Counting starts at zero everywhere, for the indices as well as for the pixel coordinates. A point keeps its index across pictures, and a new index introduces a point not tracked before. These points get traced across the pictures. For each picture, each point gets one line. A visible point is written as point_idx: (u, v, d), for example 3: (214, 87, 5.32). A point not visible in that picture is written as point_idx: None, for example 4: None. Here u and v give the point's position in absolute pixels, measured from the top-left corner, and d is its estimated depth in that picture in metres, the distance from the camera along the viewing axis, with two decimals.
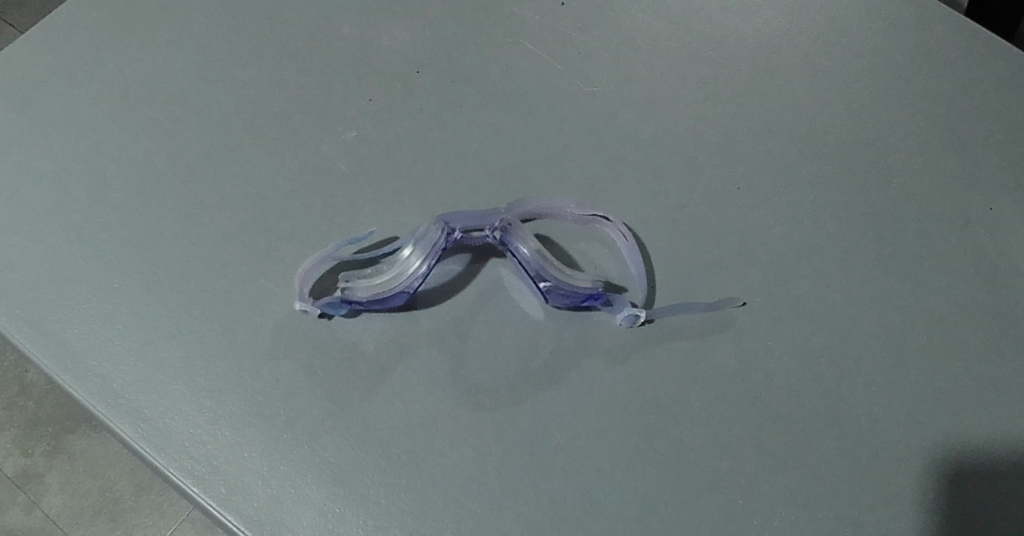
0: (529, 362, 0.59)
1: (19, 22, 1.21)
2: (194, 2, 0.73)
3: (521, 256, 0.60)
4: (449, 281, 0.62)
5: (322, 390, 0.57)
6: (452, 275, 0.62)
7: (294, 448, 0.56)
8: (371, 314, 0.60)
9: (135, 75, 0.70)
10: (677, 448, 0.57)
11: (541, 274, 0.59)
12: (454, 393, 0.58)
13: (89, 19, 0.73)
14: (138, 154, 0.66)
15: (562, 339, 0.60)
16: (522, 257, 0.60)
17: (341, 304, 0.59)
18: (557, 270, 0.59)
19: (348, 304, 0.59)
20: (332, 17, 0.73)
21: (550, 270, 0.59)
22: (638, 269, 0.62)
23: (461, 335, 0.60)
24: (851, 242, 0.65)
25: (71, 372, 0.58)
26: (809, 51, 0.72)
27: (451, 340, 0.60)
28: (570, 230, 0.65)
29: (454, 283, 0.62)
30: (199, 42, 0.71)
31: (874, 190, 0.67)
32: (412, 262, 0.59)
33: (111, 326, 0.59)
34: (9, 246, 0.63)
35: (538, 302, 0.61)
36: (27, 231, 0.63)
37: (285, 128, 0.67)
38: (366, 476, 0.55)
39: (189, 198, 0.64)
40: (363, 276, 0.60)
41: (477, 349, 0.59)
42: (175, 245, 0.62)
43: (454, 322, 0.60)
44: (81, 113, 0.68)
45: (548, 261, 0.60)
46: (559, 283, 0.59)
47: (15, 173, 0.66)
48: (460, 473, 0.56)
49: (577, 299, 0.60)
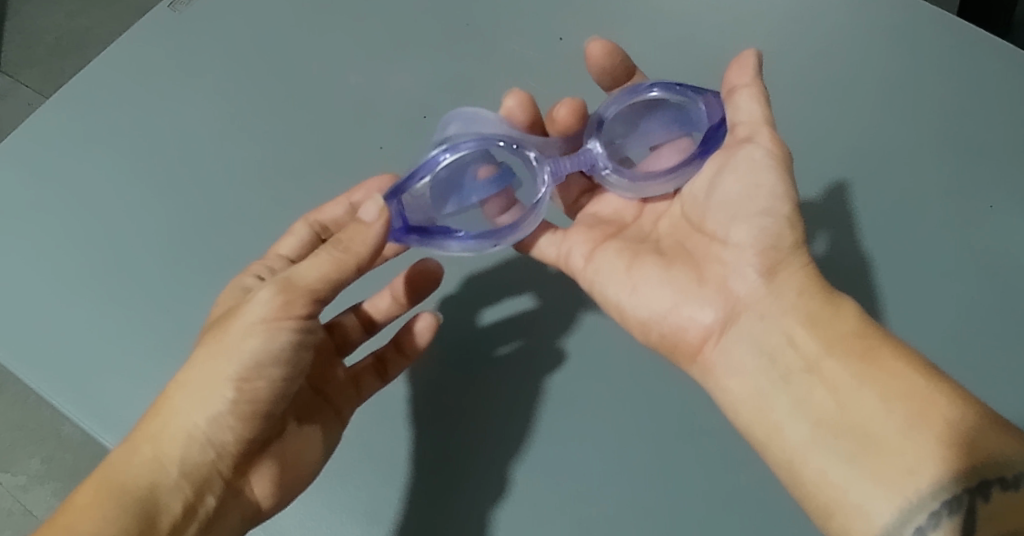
0: (507, 356, 0.63)
1: (40, 86, 1.27)
2: (216, 70, 0.80)
3: (646, 92, 0.60)
4: (490, 241, 0.56)
5: (351, 433, 0.62)
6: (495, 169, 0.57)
7: (329, 491, 0.60)
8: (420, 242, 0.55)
9: (162, 144, 0.77)
10: (682, 462, 0.58)
11: (677, 106, 0.60)
12: (446, 398, 0.62)
13: (119, 96, 0.80)
14: (166, 220, 0.72)
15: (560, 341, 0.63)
16: (645, 88, 0.60)
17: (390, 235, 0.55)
18: (691, 103, 0.60)
19: (408, 234, 0.55)
20: (341, 72, 0.78)
21: (689, 104, 0.60)
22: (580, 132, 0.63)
23: (466, 353, 0.64)
24: (845, 244, 0.66)
25: (111, 431, 0.63)
26: (797, 60, 0.74)
27: (442, 355, 0.64)
28: (674, 144, 0.60)
29: (497, 231, 0.56)
30: (220, 108, 0.78)
31: (865, 192, 0.68)
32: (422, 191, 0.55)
33: (147, 384, 0.64)
34: (50, 313, 0.68)
35: (643, 190, 0.59)
36: (69, 297, 0.69)
37: (304, 183, 0.73)
38: (373, 501, 0.59)
39: (216, 256, 0.70)
40: (422, 208, 0.56)
41: (492, 365, 0.63)
42: (203, 304, 0.68)
43: (469, 342, 0.64)
44: (115, 185, 0.75)
45: (677, 104, 0.60)
46: (691, 107, 0.60)
47: (57, 243, 0.72)
48: (455, 484, 0.59)
49: (716, 128, 0.57)
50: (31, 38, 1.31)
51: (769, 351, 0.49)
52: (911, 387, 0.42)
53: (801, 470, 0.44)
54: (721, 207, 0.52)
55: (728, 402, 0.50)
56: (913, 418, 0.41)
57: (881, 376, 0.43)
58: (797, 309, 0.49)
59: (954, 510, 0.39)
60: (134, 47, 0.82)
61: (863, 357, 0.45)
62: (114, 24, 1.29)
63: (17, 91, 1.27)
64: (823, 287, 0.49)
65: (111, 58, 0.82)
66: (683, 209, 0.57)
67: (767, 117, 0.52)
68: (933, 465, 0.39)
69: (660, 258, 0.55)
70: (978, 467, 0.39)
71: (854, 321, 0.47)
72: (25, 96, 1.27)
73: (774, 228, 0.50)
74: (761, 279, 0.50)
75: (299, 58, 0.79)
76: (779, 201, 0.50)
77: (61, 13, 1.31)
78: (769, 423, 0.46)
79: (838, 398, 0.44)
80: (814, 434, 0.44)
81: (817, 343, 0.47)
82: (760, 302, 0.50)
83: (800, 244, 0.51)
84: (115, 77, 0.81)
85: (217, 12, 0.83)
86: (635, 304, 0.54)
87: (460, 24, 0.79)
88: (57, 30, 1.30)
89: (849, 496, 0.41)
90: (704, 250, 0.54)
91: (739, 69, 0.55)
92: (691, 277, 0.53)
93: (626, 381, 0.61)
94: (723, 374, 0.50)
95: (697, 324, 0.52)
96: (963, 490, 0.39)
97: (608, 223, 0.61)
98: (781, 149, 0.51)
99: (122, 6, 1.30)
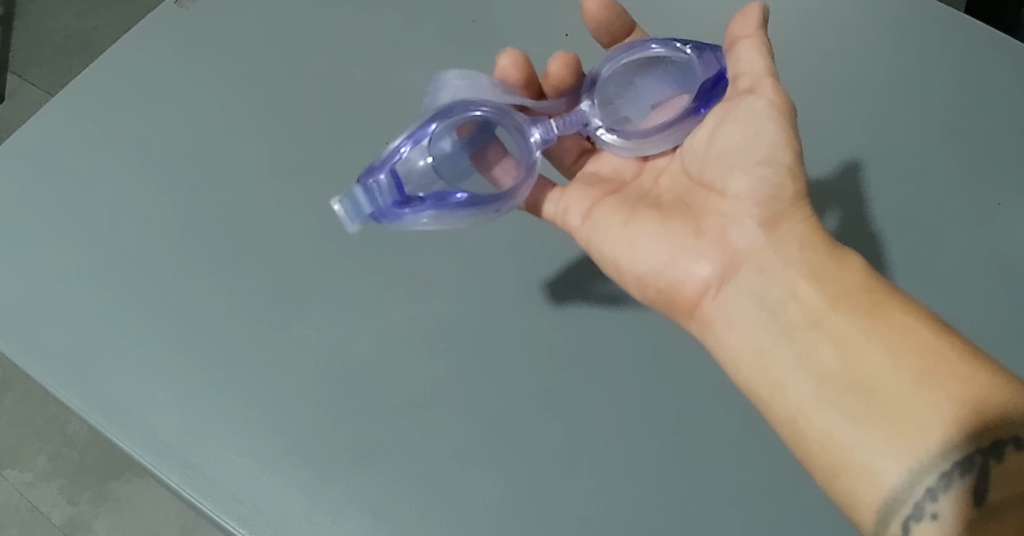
0: (510, 327, 0.64)
1: (49, 85, 1.28)
2: (224, 67, 0.80)
3: (646, 49, 0.61)
4: (491, 204, 0.56)
5: (356, 427, 0.61)
6: (480, 140, 0.59)
7: (333, 485, 0.59)
8: (418, 210, 0.55)
9: (170, 141, 0.77)
10: (691, 456, 0.58)
11: (678, 63, 0.61)
12: (452, 388, 0.62)
13: (128, 93, 0.80)
14: (173, 215, 0.73)
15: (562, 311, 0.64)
16: (646, 45, 0.61)
17: (381, 212, 0.55)
18: (689, 60, 0.61)
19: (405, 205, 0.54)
20: (348, 69, 0.78)
21: (688, 61, 0.61)
22: (575, 86, 0.65)
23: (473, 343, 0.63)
24: (854, 230, 0.66)
25: (116, 424, 0.63)
26: (803, 53, 0.74)
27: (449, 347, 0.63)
28: (671, 101, 0.61)
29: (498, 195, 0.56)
30: (228, 105, 0.78)
31: (871, 185, 0.67)
32: (413, 163, 0.56)
33: (152, 378, 0.64)
34: (58, 307, 0.69)
35: (640, 147, 0.60)
36: (75, 292, 0.69)
37: (310, 178, 0.73)
38: (374, 497, 0.58)
39: (222, 250, 0.70)
40: (416, 179, 0.56)
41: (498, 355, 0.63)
42: (209, 298, 0.68)
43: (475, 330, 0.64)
44: (123, 181, 0.75)
45: (676, 62, 0.61)
46: (693, 62, 0.61)
47: (65, 238, 0.72)
48: (457, 475, 0.59)
49: (713, 85, 0.58)
50: (40, 38, 1.32)
51: (771, 306, 0.48)
52: (920, 339, 0.42)
53: (806, 429, 0.43)
54: (720, 159, 0.52)
55: (728, 359, 0.49)
56: (925, 375, 0.40)
57: (891, 332, 0.43)
58: (800, 263, 0.48)
59: (966, 470, 0.39)
60: (143, 44, 0.83)
61: (869, 311, 0.44)
62: (122, 25, 1.30)
63: (26, 91, 1.29)
64: (829, 243, 0.49)
65: (121, 57, 0.83)
66: (684, 165, 0.57)
67: (769, 67, 0.52)
68: (943, 423, 0.39)
69: (658, 212, 0.55)
70: (991, 427, 0.38)
71: (859, 275, 0.46)
72: (34, 96, 1.28)
73: (775, 179, 0.49)
74: (760, 230, 0.50)
75: (307, 55, 0.80)
76: (779, 150, 0.49)
77: (70, 14, 1.33)
78: (771, 380, 0.46)
79: (842, 353, 0.44)
80: (818, 390, 0.44)
81: (821, 298, 0.46)
82: (760, 253, 0.50)
83: (802, 196, 0.50)
84: (124, 74, 0.81)
85: (225, 10, 0.84)
86: (632, 259, 0.54)
87: (466, 20, 0.80)
88: (66, 31, 1.32)
89: (856, 455, 0.41)
90: (705, 207, 0.53)
91: (744, 21, 0.55)
92: (688, 229, 0.53)
93: (633, 374, 0.61)
94: (724, 329, 0.50)
95: (695, 277, 0.52)
96: (975, 450, 0.38)
97: (608, 181, 0.61)
98: (785, 97, 0.50)
99: (131, 7, 1.31)
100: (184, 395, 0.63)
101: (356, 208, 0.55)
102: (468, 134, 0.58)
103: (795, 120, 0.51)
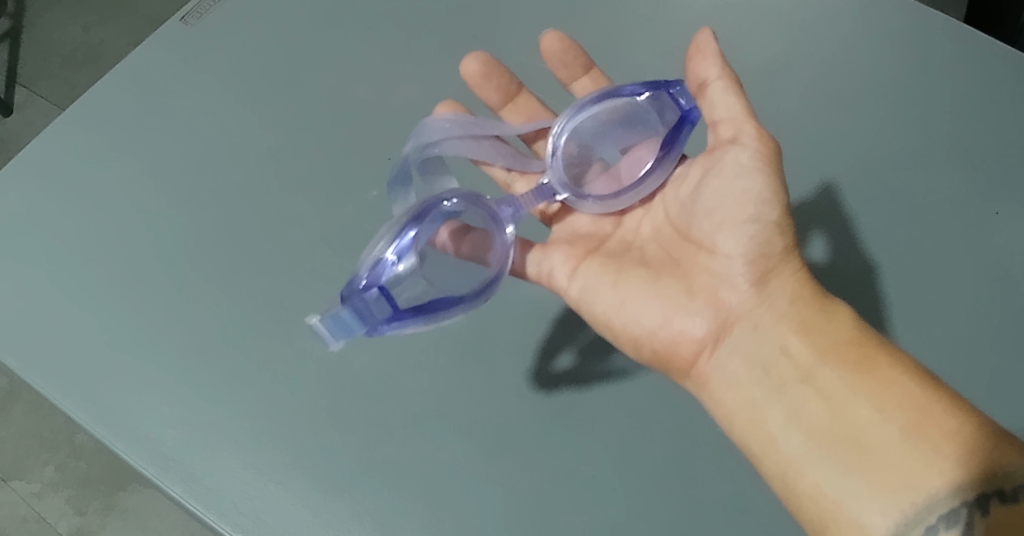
0: (509, 348, 0.64)
1: (56, 98, 1.29)
2: (228, 83, 0.81)
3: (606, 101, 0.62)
4: (481, 295, 0.56)
5: (358, 442, 0.62)
6: (455, 231, 0.57)
7: (335, 499, 0.59)
8: (416, 319, 0.53)
9: (174, 156, 0.78)
10: (689, 472, 0.59)
11: (638, 112, 0.62)
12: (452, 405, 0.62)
13: (132, 109, 0.81)
14: (176, 230, 0.73)
15: (563, 325, 0.66)
16: (605, 96, 0.61)
17: (377, 328, 0.52)
18: (648, 110, 0.62)
19: (401, 316, 0.52)
20: (350, 84, 0.79)
21: (646, 110, 0.62)
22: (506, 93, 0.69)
23: (472, 359, 0.64)
24: (843, 255, 0.65)
25: (122, 438, 0.64)
26: (804, 68, 0.74)
27: (449, 364, 0.64)
28: (637, 154, 0.62)
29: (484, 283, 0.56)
30: (231, 120, 0.79)
31: (852, 204, 0.68)
32: (398, 269, 0.54)
33: (157, 393, 0.65)
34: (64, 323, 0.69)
35: (614, 205, 0.60)
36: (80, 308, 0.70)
37: (313, 193, 0.73)
38: (375, 509, 0.59)
39: (223, 267, 0.71)
40: (403, 287, 0.54)
41: (498, 372, 0.63)
42: (212, 314, 0.68)
43: (475, 347, 0.65)
44: (128, 195, 0.76)
45: (636, 111, 0.62)
46: (650, 113, 0.62)
47: (71, 253, 0.73)
48: (457, 489, 0.59)
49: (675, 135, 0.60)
50: (47, 50, 1.33)
51: (762, 362, 0.49)
52: (902, 394, 0.44)
53: (796, 482, 0.45)
54: (707, 215, 0.52)
55: (722, 412, 0.50)
56: (909, 430, 0.42)
57: (876, 388, 0.45)
58: (789, 316, 0.50)
59: (953, 523, 0.40)
60: (147, 61, 0.84)
61: (856, 367, 0.46)
62: (129, 37, 1.31)
63: (33, 103, 1.30)
64: (816, 294, 0.51)
65: (126, 73, 0.83)
66: (669, 217, 0.57)
67: (746, 109, 0.52)
68: (930, 479, 0.41)
69: (647, 271, 0.55)
70: (976, 481, 0.40)
71: (847, 329, 0.48)
72: (40, 106, 1.29)
73: (763, 236, 0.50)
74: (751, 288, 0.51)
75: (310, 69, 0.80)
76: (767, 206, 0.50)
77: (77, 26, 1.34)
78: (763, 433, 0.47)
79: (832, 408, 0.45)
80: (808, 445, 0.45)
81: (811, 352, 0.48)
82: (752, 311, 0.51)
83: (790, 249, 0.51)
84: (129, 90, 0.82)
85: (229, 26, 0.84)
86: (626, 318, 0.54)
87: (468, 36, 0.80)
88: (72, 43, 1.33)
89: (845, 507, 0.42)
90: (694, 262, 0.54)
91: (706, 60, 0.55)
92: (680, 290, 0.53)
93: (631, 391, 0.62)
94: (718, 387, 0.50)
95: (690, 334, 0.52)
96: (961, 503, 0.40)
97: (588, 236, 0.61)
98: (767, 145, 0.50)
99: (136, 20, 1.32)
100: (187, 411, 0.64)
101: (342, 327, 0.51)
102: (445, 225, 0.57)
103: (780, 165, 0.51)
